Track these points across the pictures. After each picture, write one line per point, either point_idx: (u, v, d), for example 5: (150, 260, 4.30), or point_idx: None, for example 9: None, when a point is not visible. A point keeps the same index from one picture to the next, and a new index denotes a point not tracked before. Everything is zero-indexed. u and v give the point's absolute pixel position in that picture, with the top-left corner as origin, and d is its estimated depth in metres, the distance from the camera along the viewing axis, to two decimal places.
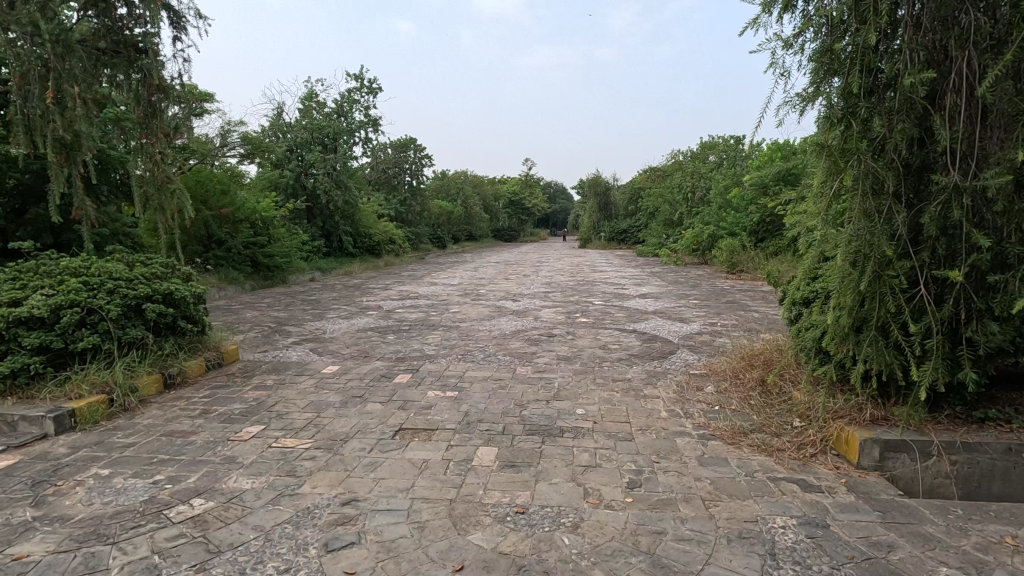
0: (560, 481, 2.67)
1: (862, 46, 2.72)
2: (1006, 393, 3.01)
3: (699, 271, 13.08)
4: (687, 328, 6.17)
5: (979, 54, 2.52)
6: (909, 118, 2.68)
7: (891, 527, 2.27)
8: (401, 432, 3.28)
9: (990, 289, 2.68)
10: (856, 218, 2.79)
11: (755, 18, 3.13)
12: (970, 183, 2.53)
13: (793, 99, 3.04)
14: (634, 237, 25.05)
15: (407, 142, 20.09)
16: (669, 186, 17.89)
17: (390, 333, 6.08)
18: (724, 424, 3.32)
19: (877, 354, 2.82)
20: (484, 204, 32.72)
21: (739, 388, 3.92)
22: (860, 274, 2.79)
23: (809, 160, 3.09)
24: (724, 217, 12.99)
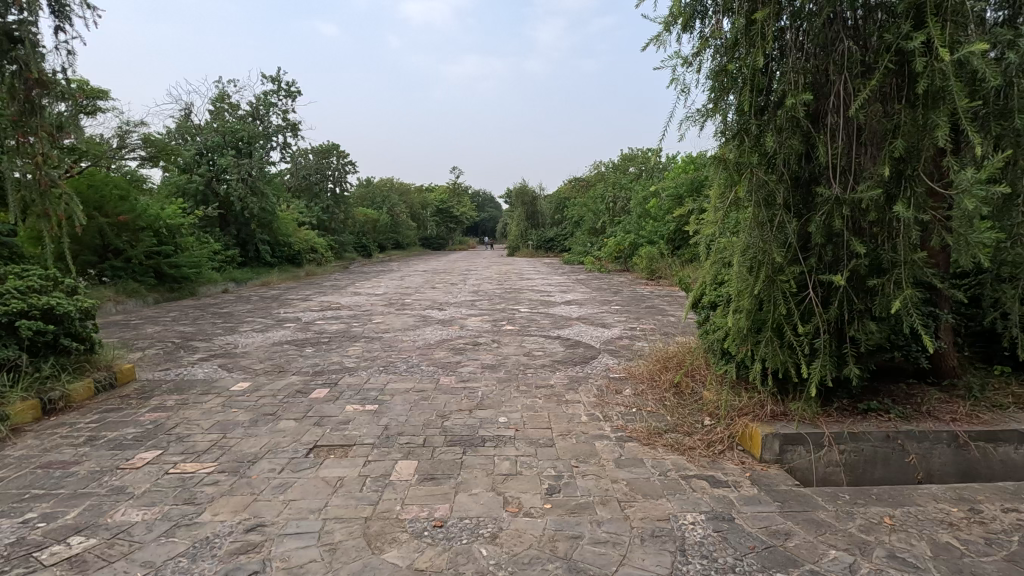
0: (479, 492, 2.65)
1: (752, 68, 2.93)
2: (886, 387, 3.31)
3: (621, 278, 13.56)
4: (608, 333, 6.35)
5: (851, 78, 2.79)
6: (794, 135, 2.91)
7: (788, 516, 2.43)
8: (316, 449, 3.13)
9: (868, 291, 2.95)
10: (750, 226, 2.99)
11: (658, 36, 3.27)
12: (848, 195, 2.78)
13: (693, 115, 3.21)
14: (561, 245, 25.61)
15: (330, 147, 19.49)
16: (593, 197, 18.46)
17: (308, 346, 5.82)
18: (640, 425, 3.43)
19: (773, 353, 3.04)
20: (411, 212, 32.27)
21: (654, 390, 4.08)
22: (756, 279, 3.00)
23: (710, 173, 3.28)
24: (644, 226, 13.56)
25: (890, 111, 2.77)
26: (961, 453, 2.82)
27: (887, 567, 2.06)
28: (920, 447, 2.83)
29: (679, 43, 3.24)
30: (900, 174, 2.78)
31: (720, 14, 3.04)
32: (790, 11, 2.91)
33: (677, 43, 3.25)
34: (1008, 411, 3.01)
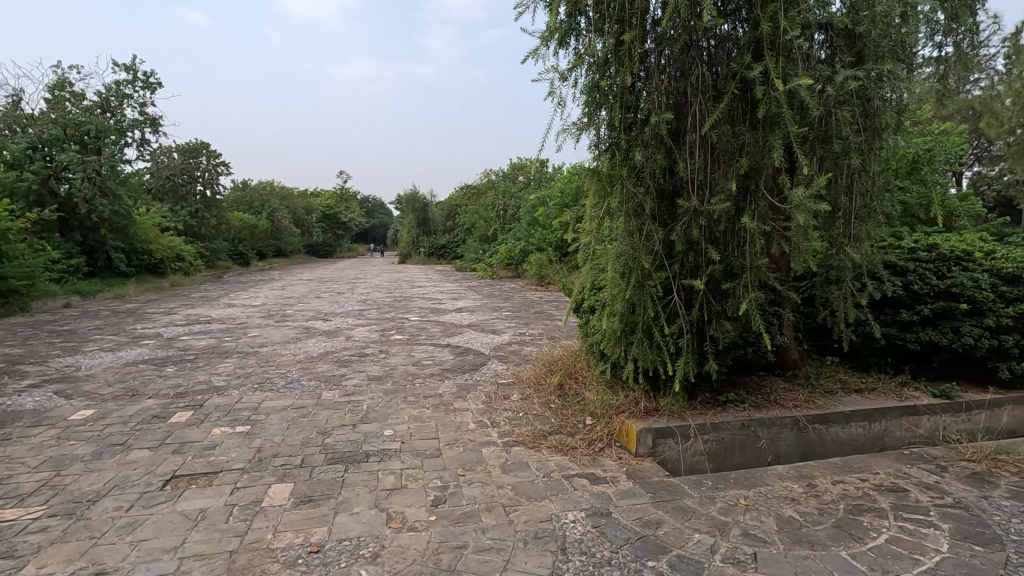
0: (361, 510, 2.53)
1: (622, 86, 3.12)
2: (742, 379, 3.68)
3: (513, 284, 13.85)
4: (499, 339, 6.42)
5: (705, 101, 3.09)
6: (659, 150, 3.15)
7: (659, 506, 2.59)
8: (174, 480, 2.81)
9: (724, 294, 3.26)
10: (622, 234, 3.20)
11: (535, 49, 3.38)
12: (704, 207, 3.06)
13: (569, 127, 3.35)
14: (453, 252, 25.60)
15: (200, 146, 17.83)
16: (484, 204, 18.68)
17: (169, 365, 5.25)
18: (526, 429, 3.50)
19: (644, 353, 3.26)
20: (295, 218, 30.49)
21: (540, 393, 4.18)
22: (628, 284, 3.20)
23: (586, 183, 3.44)
24: (533, 234, 13.98)
25: (738, 133, 3.11)
26: (801, 435, 3.20)
27: (741, 544, 2.28)
28: (769, 432, 3.16)
29: (555, 57, 3.38)
30: (746, 189, 3.12)
31: (593, 34, 3.21)
32: (654, 35, 3.12)
33: (553, 57, 3.38)
34: (837, 395, 3.48)
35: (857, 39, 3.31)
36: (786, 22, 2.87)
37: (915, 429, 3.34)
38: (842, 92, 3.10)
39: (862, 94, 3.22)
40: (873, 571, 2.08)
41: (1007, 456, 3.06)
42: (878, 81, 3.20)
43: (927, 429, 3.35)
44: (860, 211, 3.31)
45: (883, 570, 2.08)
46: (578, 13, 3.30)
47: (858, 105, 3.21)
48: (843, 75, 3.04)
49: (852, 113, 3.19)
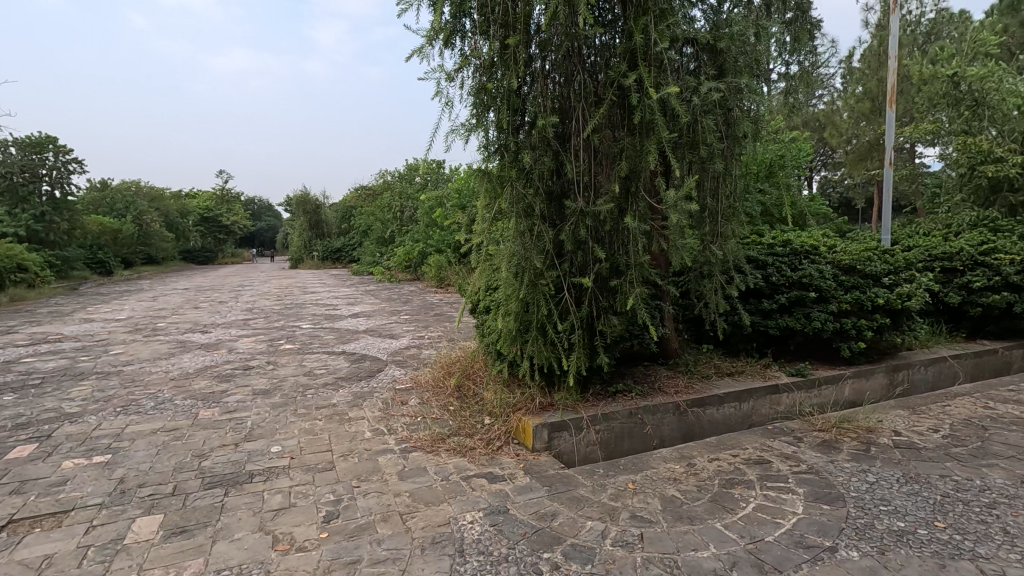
0: (243, 535, 2.35)
1: (508, 88, 3.18)
2: (630, 370, 3.89)
3: (412, 287, 13.59)
4: (397, 344, 6.26)
5: (586, 106, 3.23)
6: (545, 152, 3.24)
7: (554, 498, 2.67)
8: (12, 525, 2.43)
9: (611, 290, 3.43)
10: (514, 235, 3.26)
11: (420, 48, 3.34)
12: (590, 208, 3.21)
13: (458, 128, 3.34)
14: (350, 256, 24.64)
15: (46, 140, 15.64)
16: (380, 206, 18.16)
17: (7, 393, 4.53)
18: (424, 433, 3.45)
19: (538, 350, 3.34)
20: (168, 221, 27.71)
21: (439, 396, 4.14)
22: (522, 284, 3.27)
23: (476, 184, 3.47)
24: (432, 235, 13.83)
25: (617, 137, 3.29)
26: (682, 419, 3.44)
27: (629, 526, 2.40)
28: (654, 418, 3.37)
29: (441, 57, 3.36)
30: (627, 191, 3.31)
31: (478, 36, 3.24)
32: (538, 40, 3.21)
33: (439, 58, 3.36)
34: (711, 380, 3.79)
35: (718, 53, 3.63)
36: (657, 35, 3.09)
37: (778, 406, 3.72)
38: (706, 102, 3.39)
39: (724, 104, 3.54)
40: (743, 538, 2.28)
41: (848, 424, 3.52)
42: (738, 93, 3.53)
43: (787, 405, 3.75)
44: (726, 211, 3.65)
45: (751, 536, 2.29)
46: (463, 14, 3.31)
47: (721, 114, 3.52)
48: (706, 87, 3.32)
49: (716, 121, 3.50)
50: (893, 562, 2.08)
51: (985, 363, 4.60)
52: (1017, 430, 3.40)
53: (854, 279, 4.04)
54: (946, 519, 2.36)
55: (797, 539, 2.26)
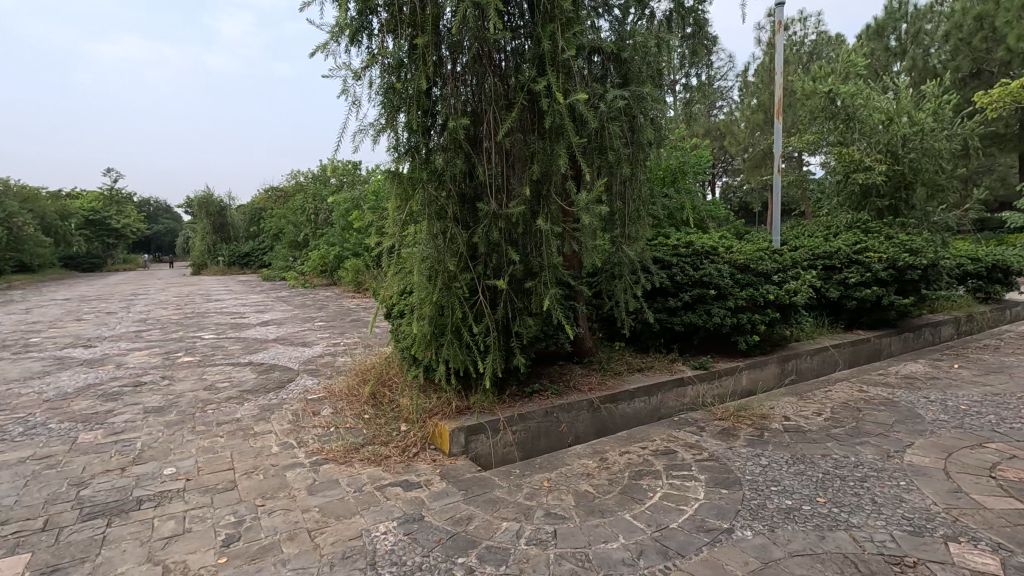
0: (128, 569, 2.14)
1: (418, 90, 3.13)
2: (546, 369, 3.96)
3: (328, 292, 13.06)
4: (310, 352, 5.99)
5: (498, 110, 3.25)
6: (457, 155, 3.23)
7: (470, 502, 2.66)
8: None
9: (525, 292, 3.47)
10: (427, 238, 3.22)
11: (324, 44, 3.22)
12: (502, 211, 3.23)
13: (367, 128, 3.25)
14: (260, 261, 23.30)
15: None
16: (292, 208, 17.31)
17: None
18: (337, 444, 3.32)
19: (454, 354, 3.31)
20: (45, 224, 24.85)
21: (353, 404, 4.00)
22: (435, 287, 3.23)
23: (386, 186, 3.38)
24: (348, 239, 13.37)
25: (528, 141, 3.33)
26: (596, 415, 3.55)
27: (543, 524, 2.44)
28: (569, 416, 3.44)
29: (348, 55, 3.26)
30: (539, 194, 3.36)
31: (385, 35, 3.17)
32: (448, 42, 3.18)
33: (345, 55, 3.25)
34: (623, 376, 3.94)
35: (623, 63, 3.78)
36: (563, 42, 3.16)
37: (683, 398, 3.93)
38: (612, 109, 3.52)
39: (630, 112, 3.69)
40: (649, 527, 2.39)
41: (745, 412, 3.79)
42: (642, 101, 3.69)
43: (691, 397, 3.97)
44: (633, 214, 3.81)
45: (657, 524, 2.40)
46: (369, 11, 3.22)
47: (626, 121, 3.66)
48: (612, 95, 3.45)
49: (621, 127, 3.64)
50: (781, 538, 2.25)
51: (860, 350, 5.13)
52: (885, 409, 3.82)
53: (749, 278, 4.35)
54: (825, 494, 2.60)
55: (698, 524, 2.39)
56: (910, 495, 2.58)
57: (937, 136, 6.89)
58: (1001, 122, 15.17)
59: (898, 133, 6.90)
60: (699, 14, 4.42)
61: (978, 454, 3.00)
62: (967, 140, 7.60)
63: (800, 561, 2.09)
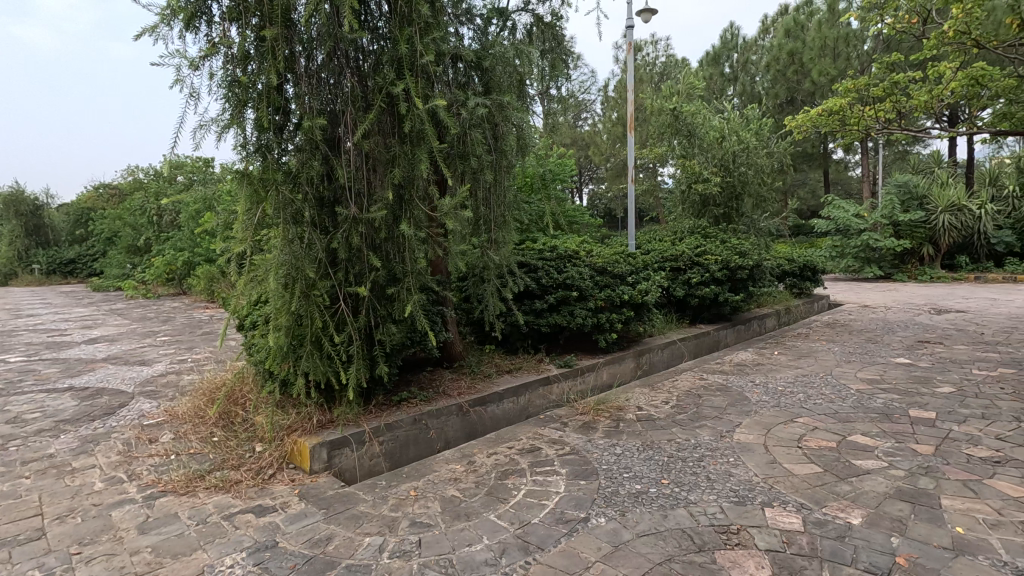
0: None
1: (268, 85, 2.91)
2: (414, 377, 3.90)
3: (175, 303, 11.71)
4: (148, 372, 5.30)
5: (355, 111, 3.13)
6: (313, 157, 3.07)
7: (331, 520, 2.54)
8: None
9: (389, 298, 3.40)
10: (281, 244, 3.01)
11: (152, 27, 2.88)
12: (363, 215, 3.13)
13: (208, 124, 2.95)
14: (89, 269, 20.23)
15: None
16: (129, 208, 15.28)
17: None
18: (177, 473, 2.97)
19: (314, 365, 3.14)
20: None
21: (199, 427, 3.62)
22: (291, 296, 3.03)
23: (231, 188, 3.09)
24: (200, 244, 12.11)
25: (389, 144, 3.26)
26: (465, 419, 3.57)
27: (408, 535, 2.40)
28: (438, 422, 3.42)
29: (183, 41, 2.94)
30: (402, 198, 3.31)
31: (228, 23, 2.91)
32: (301, 38, 3.01)
33: (180, 41, 2.93)
34: (491, 378, 4.01)
35: (484, 71, 3.86)
36: (421, 48, 3.16)
37: (549, 395, 4.11)
38: (474, 116, 3.57)
39: (491, 119, 3.76)
40: (513, 524, 2.45)
41: (603, 405, 4.05)
42: (503, 110, 3.77)
43: (556, 394, 4.16)
44: (497, 219, 3.89)
45: (519, 521, 2.47)
46: None
47: (489, 129, 3.74)
48: (473, 102, 3.51)
49: (483, 134, 3.71)
50: (630, 521, 2.43)
51: (702, 343, 5.73)
52: (720, 394, 4.31)
53: (607, 279, 4.66)
54: (669, 476, 2.86)
55: (557, 517, 2.50)
56: (737, 469, 2.93)
57: (758, 154, 7.95)
58: (809, 143, 17.90)
59: (729, 150, 7.84)
60: (557, 31, 4.62)
61: (790, 428, 3.50)
62: (783, 158, 8.83)
63: (645, 540, 2.28)
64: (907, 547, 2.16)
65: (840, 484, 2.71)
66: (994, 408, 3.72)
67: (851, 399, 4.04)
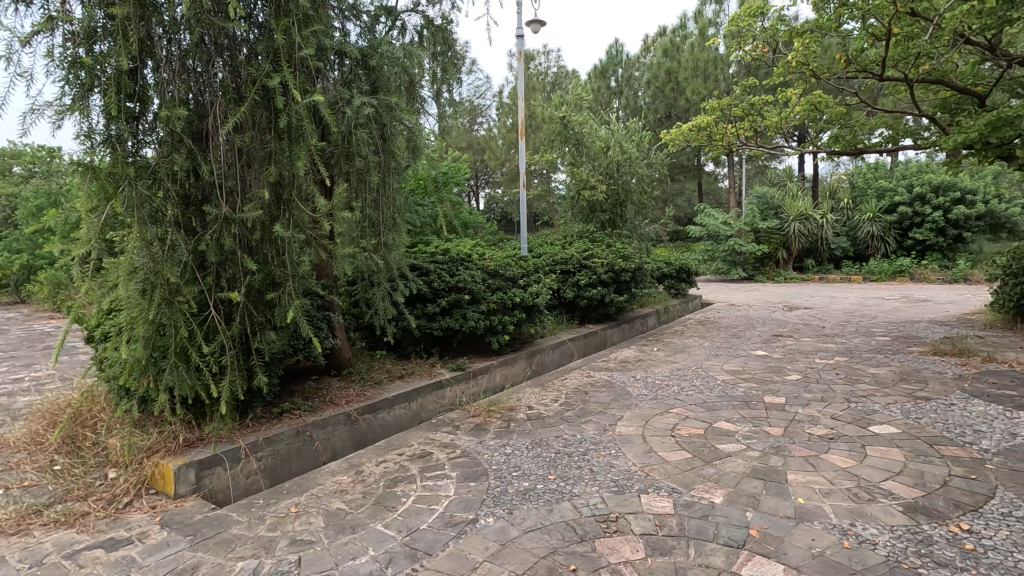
0: None
1: (119, 69, 2.61)
2: (298, 387, 3.69)
3: (9, 313, 10.10)
4: None
5: (225, 103, 2.90)
6: (176, 150, 2.81)
7: (198, 547, 2.33)
8: None
9: (267, 304, 3.19)
10: (137, 245, 2.71)
11: None
12: (235, 215, 2.91)
13: (43, 108, 2.59)
14: None
15: None
16: None
17: None
18: (6, 510, 2.57)
19: (178, 379, 2.86)
20: None
21: (36, 455, 3.15)
22: (150, 303, 2.74)
23: (73, 182, 2.73)
24: (43, 244, 10.58)
25: (264, 140, 3.05)
26: (353, 428, 3.44)
27: (286, 554, 2.27)
28: (323, 433, 3.27)
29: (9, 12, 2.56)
30: (280, 198, 3.12)
31: None
32: (161, 20, 2.74)
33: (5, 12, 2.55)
34: (382, 385, 3.90)
35: (371, 70, 3.75)
36: (300, 40, 3.00)
37: (442, 399, 4.08)
38: (359, 115, 3.46)
39: (379, 119, 3.66)
40: (400, 532, 2.41)
41: (496, 406, 4.11)
42: (391, 111, 3.69)
43: (449, 398, 4.14)
44: (386, 221, 3.79)
45: (407, 528, 2.43)
46: None
47: (376, 129, 3.64)
48: (358, 101, 3.42)
49: (370, 134, 3.60)
50: (517, 518, 2.49)
51: (590, 342, 6.01)
52: (605, 390, 4.54)
53: (499, 282, 4.73)
54: (555, 472, 2.96)
55: (446, 520, 2.49)
56: (618, 460, 3.11)
57: (639, 164, 8.50)
58: (684, 155, 19.48)
59: (613, 159, 8.30)
60: (448, 34, 4.60)
61: (665, 419, 3.77)
62: (662, 169, 9.51)
63: (531, 535, 2.34)
64: (758, 519, 2.42)
65: (706, 467, 2.97)
66: (830, 392, 4.29)
67: (718, 389, 4.45)
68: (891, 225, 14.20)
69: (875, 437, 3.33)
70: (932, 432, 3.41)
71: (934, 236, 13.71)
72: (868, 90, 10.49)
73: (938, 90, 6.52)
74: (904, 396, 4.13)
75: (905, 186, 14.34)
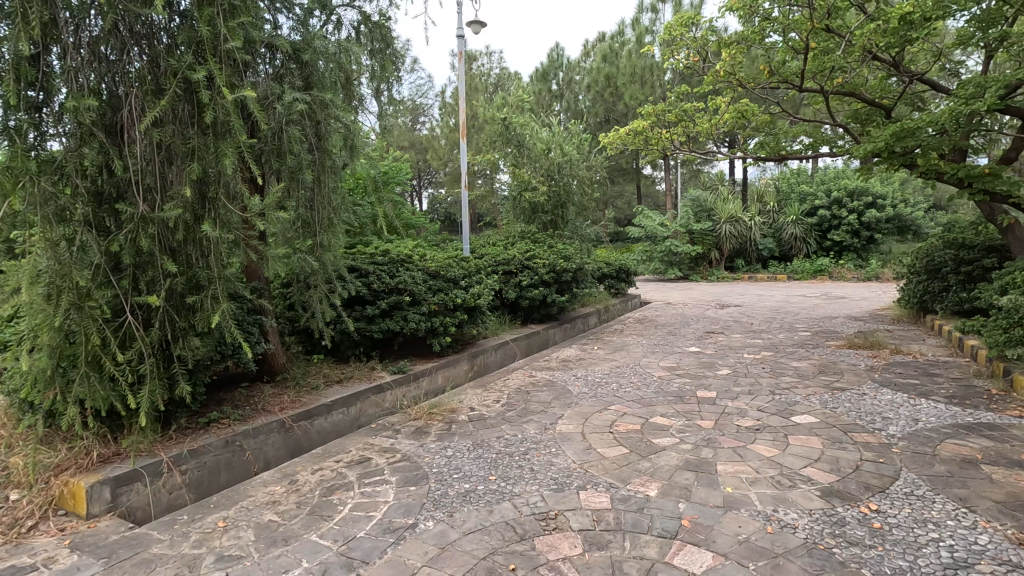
0: None
1: (17, 55, 2.39)
2: (227, 394, 3.52)
3: None
4: None
5: (142, 95, 2.72)
6: (86, 144, 2.61)
7: (113, 570, 2.18)
8: None
9: (191, 308, 3.02)
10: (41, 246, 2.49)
11: None
12: (154, 214, 2.74)
13: None
14: None
15: None
16: None
17: None
18: None
19: (90, 390, 2.65)
20: None
21: None
22: (55, 309, 2.52)
23: None
24: None
25: (187, 135, 2.88)
26: (287, 436, 3.31)
27: (212, 572, 2.16)
28: (255, 442, 3.13)
29: None
30: (204, 197, 2.96)
31: None
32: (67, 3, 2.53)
33: None
34: (318, 390, 3.78)
35: (304, 65, 3.63)
36: (226, 31, 2.84)
37: (382, 403, 3.99)
38: (291, 111, 3.35)
39: (312, 116, 3.54)
40: (336, 542, 2.34)
41: (437, 409, 4.07)
42: (326, 107, 3.57)
43: (389, 402, 4.06)
44: (321, 221, 3.67)
45: (343, 537, 2.37)
46: None
47: (310, 126, 3.52)
48: (290, 97, 3.32)
49: (303, 131, 3.48)
50: (457, 520, 2.48)
51: (532, 342, 6.06)
52: (546, 390, 4.59)
53: (440, 283, 4.69)
54: (496, 472, 2.97)
55: (384, 527, 2.44)
56: (558, 458, 3.15)
57: (579, 167, 8.66)
58: (623, 158, 20.03)
59: (554, 161, 8.41)
60: (388, 31, 4.45)
61: (604, 416, 3.86)
62: (601, 171, 9.73)
63: (471, 537, 2.34)
64: (690, 510, 2.52)
65: (642, 461, 3.07)
66: (757, 385, 4.53)
67: (654, 386, 4.60)
68: (811, 227, 15.18)
69: (797, 427, 3.55)
70: (846, 420, 3.67)
71: (849, 237, 14.78)
72: (790, 100, 11.16)
73: (850, 103, 7.02)
74: (822, 387, 4.41)
75: (824, 191, 15.37)
